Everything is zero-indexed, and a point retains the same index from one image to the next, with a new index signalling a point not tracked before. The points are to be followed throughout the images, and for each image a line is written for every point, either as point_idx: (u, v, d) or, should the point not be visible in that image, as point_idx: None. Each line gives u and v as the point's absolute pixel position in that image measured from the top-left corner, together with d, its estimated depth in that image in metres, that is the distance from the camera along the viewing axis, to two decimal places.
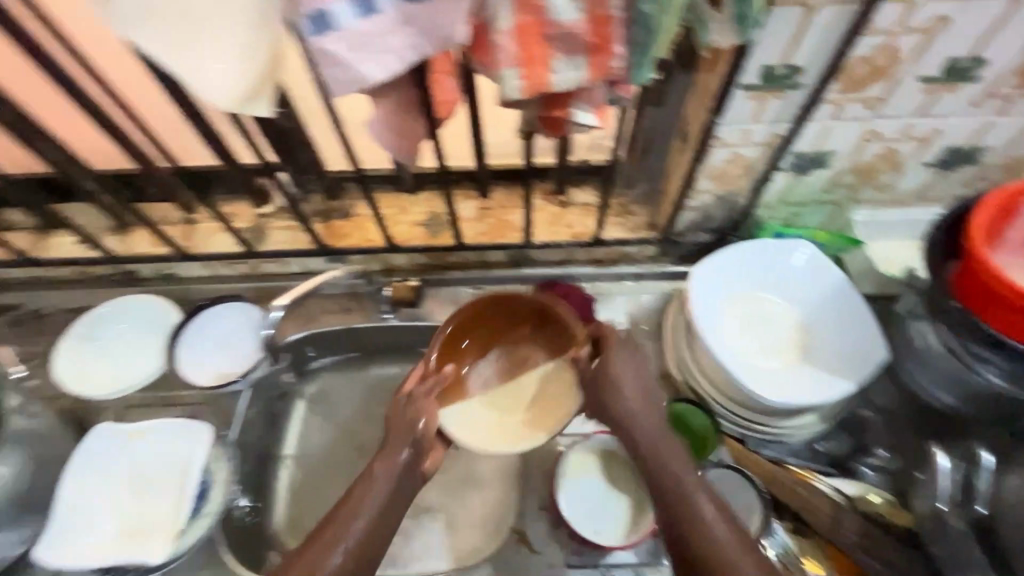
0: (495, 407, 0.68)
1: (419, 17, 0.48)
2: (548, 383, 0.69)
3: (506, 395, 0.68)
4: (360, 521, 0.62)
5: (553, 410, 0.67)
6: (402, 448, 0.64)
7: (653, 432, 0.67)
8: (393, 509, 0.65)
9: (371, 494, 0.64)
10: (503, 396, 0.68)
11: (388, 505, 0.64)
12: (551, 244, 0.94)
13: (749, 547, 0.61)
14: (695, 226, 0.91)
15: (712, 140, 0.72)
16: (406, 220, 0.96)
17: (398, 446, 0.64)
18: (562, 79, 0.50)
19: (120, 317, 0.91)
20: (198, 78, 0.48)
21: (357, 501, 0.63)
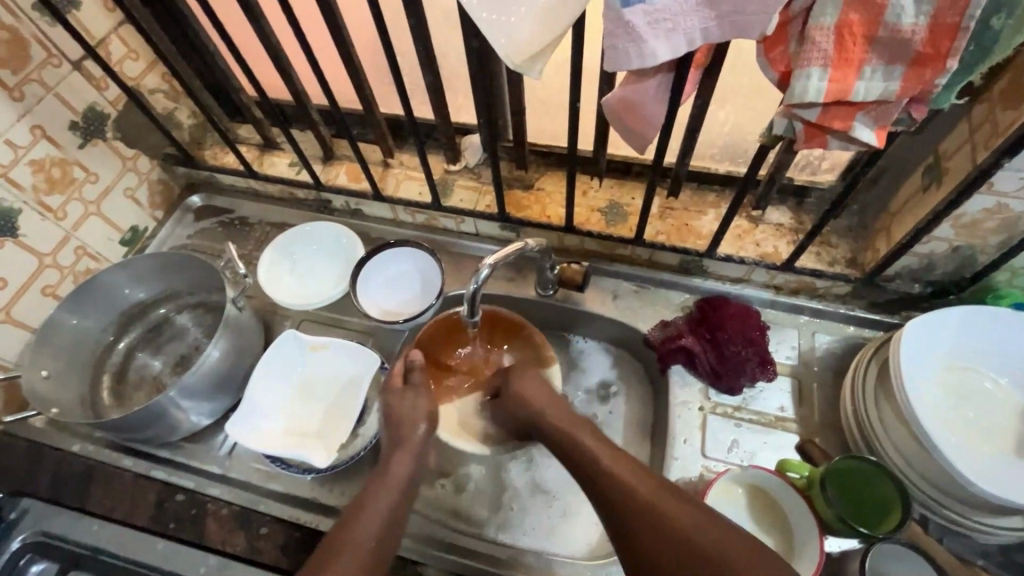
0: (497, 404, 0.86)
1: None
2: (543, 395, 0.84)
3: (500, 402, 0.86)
4: (390, 497, 0.66)
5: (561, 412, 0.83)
6: (417, 427, 0.74)
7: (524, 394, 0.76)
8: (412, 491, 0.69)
9: (386, 489, 0.67)
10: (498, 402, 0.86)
11: (403, 496, 0.68)
12: (733, 258, 0.88)
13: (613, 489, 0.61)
14: (909, 274, 0.81)
15: (981, 184, 0.63)
16: (585, 204, 0.95)
17: (414, 424, 0.74)
18: (865, 88, 0.46)
19: (314, 239, 1.00)
20: (497, 30, 0.49)
21: (379, 488, 0.67)
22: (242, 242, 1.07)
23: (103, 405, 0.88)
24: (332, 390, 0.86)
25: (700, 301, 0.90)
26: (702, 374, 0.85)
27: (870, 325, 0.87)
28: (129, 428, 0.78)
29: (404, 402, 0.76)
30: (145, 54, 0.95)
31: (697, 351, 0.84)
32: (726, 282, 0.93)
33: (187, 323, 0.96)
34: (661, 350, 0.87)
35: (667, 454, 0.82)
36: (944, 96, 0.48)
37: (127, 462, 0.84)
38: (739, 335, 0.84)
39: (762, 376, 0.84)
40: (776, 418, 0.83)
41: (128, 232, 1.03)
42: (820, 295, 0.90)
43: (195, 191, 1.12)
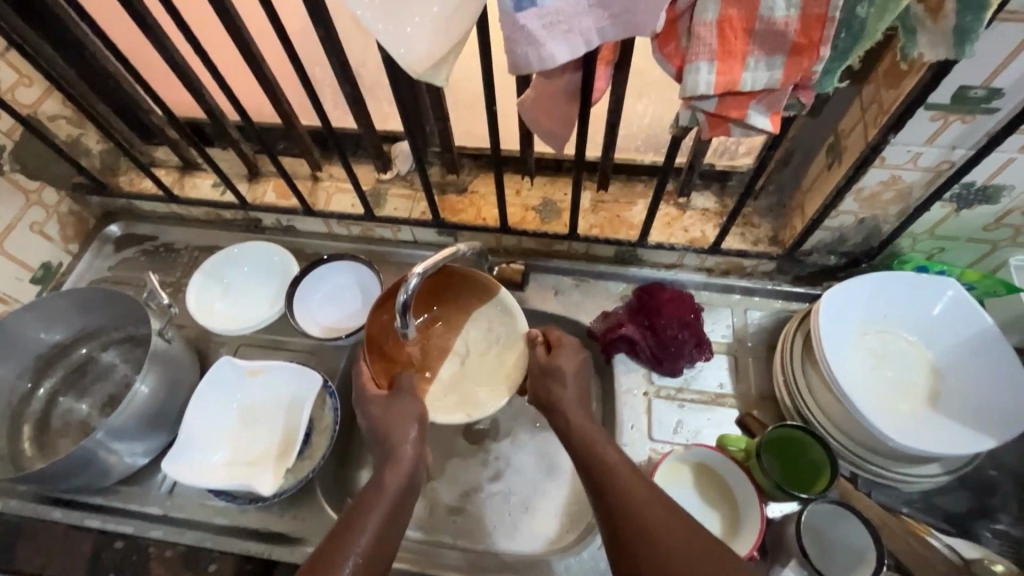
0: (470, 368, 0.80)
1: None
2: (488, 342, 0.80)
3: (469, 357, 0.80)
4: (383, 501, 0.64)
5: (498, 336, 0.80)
6: (407, 436, 0.68)
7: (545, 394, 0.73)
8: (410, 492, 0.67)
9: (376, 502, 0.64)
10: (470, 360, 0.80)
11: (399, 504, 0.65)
12: (664, 245, 0.91)
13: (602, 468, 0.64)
14: (824, 248, 0.86)
15: (876, 158, 0.67)
16: (519, 203, 0.96)
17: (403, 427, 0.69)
18: (752, 77, 0.48)
19: (244, 260, 0.96)
20: (397, 41, 0.49)
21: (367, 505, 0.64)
22: (168, 270, 1.02)
23: (25, 457, 0.83)
24: (276, 414, 0.84)
25: (636, 290, 0.93)
26: (644, 360, 0.88)
27: (795, 298, 0.91)
28: (54, 478, 0.73)
29: (388, 410, 0.70)
30: (39, 79, 0.89)
31: (637, 338, 0.87)
32: (660, 269, 0.96)
33: (113, 360, 0.91)
34: (604, 340, 0.89)
35: (616, 442, 0.84)
36: (826, 81, 0.52)
37: (57, 515, 0.79)
38: (674, 317, 0.86)
39: (699, 356, 0.87)
40: (716, 395, 0.86)
41: (40, 269, 0.97)
42: (748, 274, 0.94)
43: (112, 220, 1.06)
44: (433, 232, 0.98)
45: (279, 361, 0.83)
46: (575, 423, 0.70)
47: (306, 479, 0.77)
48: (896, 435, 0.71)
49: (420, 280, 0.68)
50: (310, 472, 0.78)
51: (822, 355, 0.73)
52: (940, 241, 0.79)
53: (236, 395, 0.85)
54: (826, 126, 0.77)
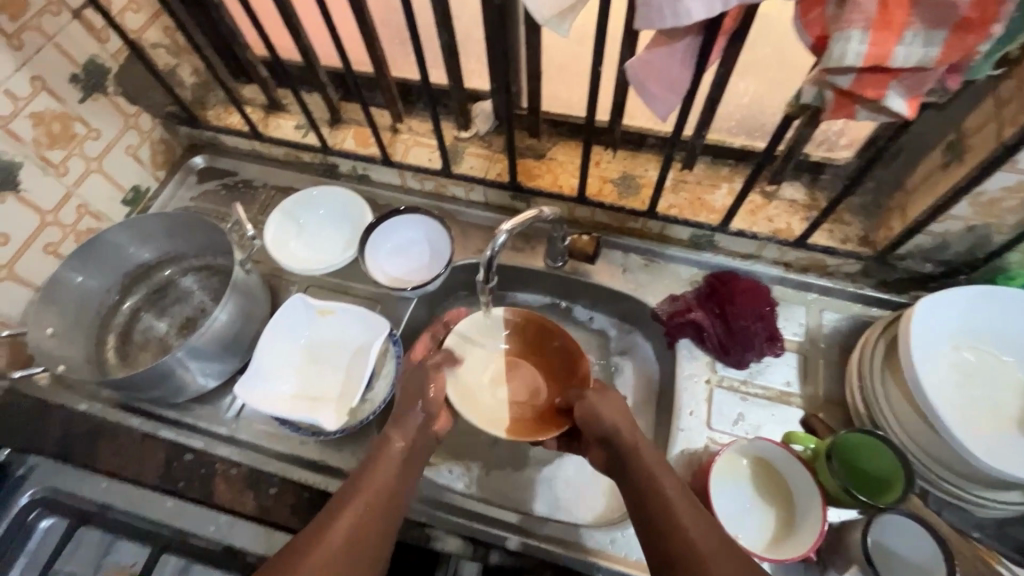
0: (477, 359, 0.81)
1: None
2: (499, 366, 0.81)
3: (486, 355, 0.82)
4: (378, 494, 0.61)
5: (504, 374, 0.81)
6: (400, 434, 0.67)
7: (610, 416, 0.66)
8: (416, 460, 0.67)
9: (361, 497, 0.60)
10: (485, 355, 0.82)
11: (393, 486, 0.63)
12: (746, 233, 0.88)
13: (650, 471, 0.61)
14: (921, 254, 0.81)
15: (1002, 165, 0.63)
16: (597, 174, 0.94)
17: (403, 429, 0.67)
18: (904, 52, 0.45)
19: (320, 203, 0.98)
20: None
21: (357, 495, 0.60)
22: (246, 205, 1.06)
23: (108, 365, 0.87)
24: (340, 355, 0.86)
25: (709, 277, 0.91)
26: (710, 348, 0.86)
27: (877, 304, 0.87)
28: (137, 387, 0.78)
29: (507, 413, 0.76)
30: (147, 5, 0.92)
31: (705, 325, 0.85)
32: (736, 258, 0.93)
33: (191, 286, 0.95)
34: (670, 323, 0.87)
35: (673, 426, 0.82)
36: (980, 66, 0.48)
37: (135, 422, 0.84)
38: (747, 308, 0.84)
39: (769, 351, 0.84)
40: (782, 392, 0.84)
41: (131, 192, 1.01)
42: (829, 273, 0.90)
43: (197, 151, 1.10)
44: (507, 196, 0.97)
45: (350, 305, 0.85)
46: (632, 443, 0.64)
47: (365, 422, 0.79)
48: (984, 456, 0.66)
49: (505, 237, 0.73)
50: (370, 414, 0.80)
51: (909, 364, 0.69)
52: None
53: (305, 330, 0.87)
54: (950, 122, 0.71)
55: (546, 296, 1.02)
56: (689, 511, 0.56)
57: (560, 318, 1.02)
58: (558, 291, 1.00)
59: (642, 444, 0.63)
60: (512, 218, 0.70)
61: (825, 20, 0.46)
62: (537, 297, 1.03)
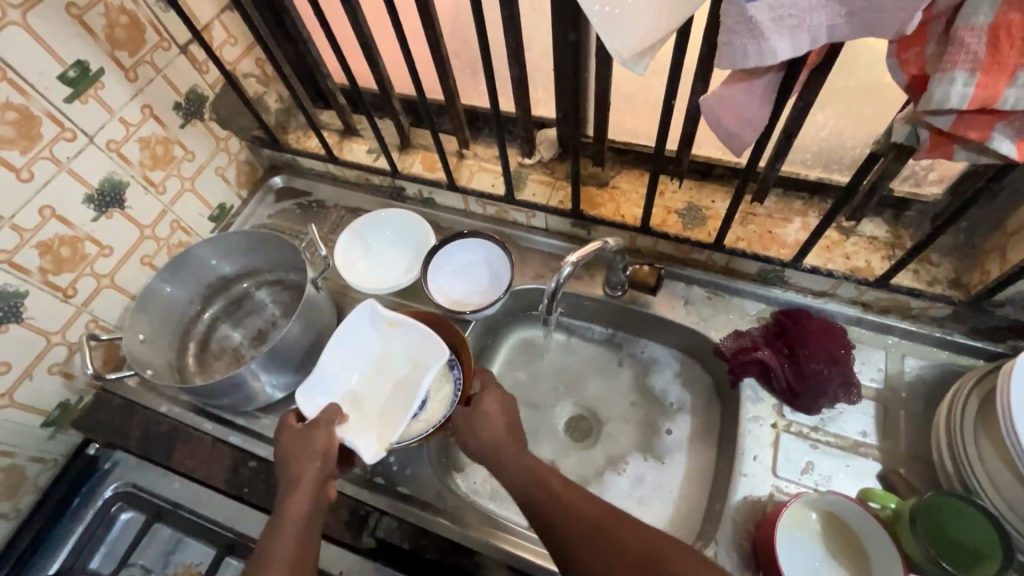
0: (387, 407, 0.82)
1: None
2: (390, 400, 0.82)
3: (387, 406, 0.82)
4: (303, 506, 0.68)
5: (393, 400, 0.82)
6: (311, 458, 0.72)
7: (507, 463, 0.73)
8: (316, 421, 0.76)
9: (294, 523, 0.67)
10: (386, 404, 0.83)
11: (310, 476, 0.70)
12: (819, 270, 0.84)
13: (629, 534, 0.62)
14: (1023, 301, 0.74)
15: None
16: (661, 204, 0.93)
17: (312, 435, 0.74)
18: (1016, 96, 0.42)
19: (388, 226, 1.02)
20: (610, 23, 0.47)
21: (284, 529, 0.66)
22: (318, 224, 1.12)
23: (188, 370, 0.94)
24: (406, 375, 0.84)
25: (777, 314, 0.87)
26: (778, 390, 0.81)
27: (967, 352, 0.81)
28: (212, 394, 0.82)
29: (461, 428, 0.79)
30: (243, 40, 1.00)
31: (773, 366, 0.81)
32: (806, 295, 0.89)
33: (265, 299, 1.01)
34: (734, 360, 0.84)
35: (734, 470, 0.78)
36: None
37: (208, 427, 0.89)
38: (820, 351, 0.80)
39: (844, 398, 0.79)
40: (856, 443, 0.78)
41: (217, 209, 1.08)
42: (913, 316, 0.84)
43: (276, 172, 1.17)
44: (568, 223, 0.98)
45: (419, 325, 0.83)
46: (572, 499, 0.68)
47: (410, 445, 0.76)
48: None
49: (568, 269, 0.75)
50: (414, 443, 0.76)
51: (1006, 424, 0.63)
52: None
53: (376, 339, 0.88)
54: None
55: (604, 325, 1.01)
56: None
57: (616, 347, 1.00)
58: (615, 320, 0.99)
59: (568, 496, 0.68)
60: (578, 254, 0.72)
61: (928, 61, 0.44)
62: (594, 325, 1.02)
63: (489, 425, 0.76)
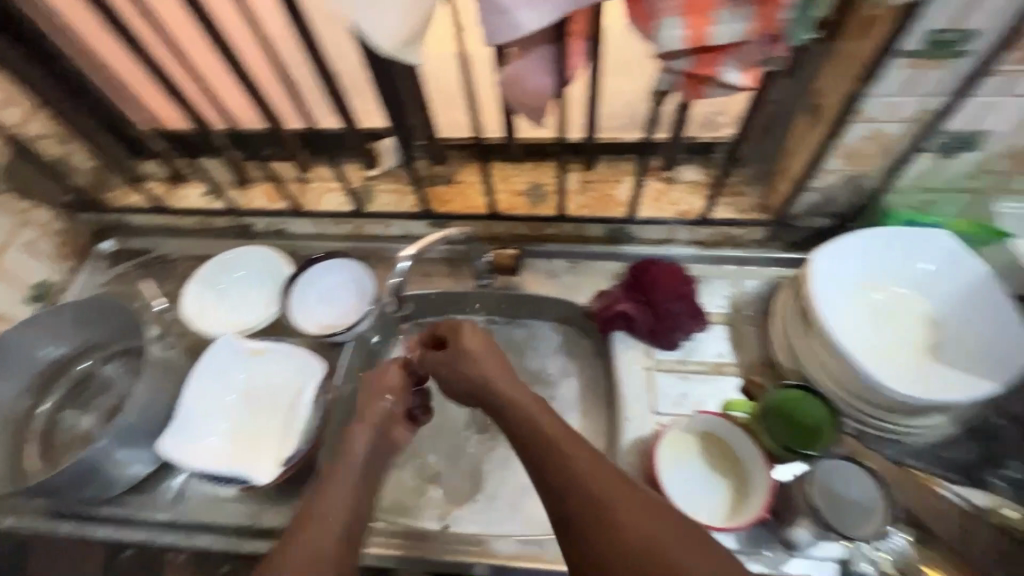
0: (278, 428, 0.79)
1: None
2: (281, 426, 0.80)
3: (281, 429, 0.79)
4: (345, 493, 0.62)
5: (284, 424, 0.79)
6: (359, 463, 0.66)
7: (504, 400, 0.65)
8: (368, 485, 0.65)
9: (334, 502, 0.61)
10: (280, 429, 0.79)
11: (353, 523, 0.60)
12: (653, 220, 0.92)
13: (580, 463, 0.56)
14: (813, 210, 0.86)
15: (851, 117, 0.69)
16: (507, 189, 0.97)
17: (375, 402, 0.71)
18: (723, 30, 0.49)
19: (239, 265, 0.96)
20: (367, 17, 0.48)
21: (331, 488, 0.62)
22: (163, 281, 1.03)
23: (30, 474, 0.82)
24: (282, 395, 0.82)
25: (630, 267, 0.93)
26: (643, 335, 0.88)
27: (789, 265, 0.91)
28: (61, 490, 0.73)
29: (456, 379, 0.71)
30: None
31: (633, 314, 0.87)
32: (652, 245, 0.97)
33: (113, 373, 0.91)
34: (601, 317, 0.89)
35: (620, 417, 0.83)
36: (798, 34, 0.53)
37: (67, 529, 0.78)
38: (668, 290, 0.87)
39: (697, 327, 0.87)
40: (718, 364, 0.86)
41: (35, 289, 0.96)
42: (740, 243, 0.94)
43: (104, 236, 1.07)
44: (424, 224, 0.98)
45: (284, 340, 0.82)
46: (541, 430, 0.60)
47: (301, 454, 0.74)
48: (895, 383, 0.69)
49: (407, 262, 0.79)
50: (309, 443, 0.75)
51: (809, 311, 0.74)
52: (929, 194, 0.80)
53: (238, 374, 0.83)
54: (803, 87, 0.76)
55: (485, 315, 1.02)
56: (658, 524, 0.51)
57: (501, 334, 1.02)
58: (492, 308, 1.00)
59: (550, 424, 0.60)
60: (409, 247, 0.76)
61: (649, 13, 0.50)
62: (475, 317, 1.03)
63: (467, 355, 0.69)
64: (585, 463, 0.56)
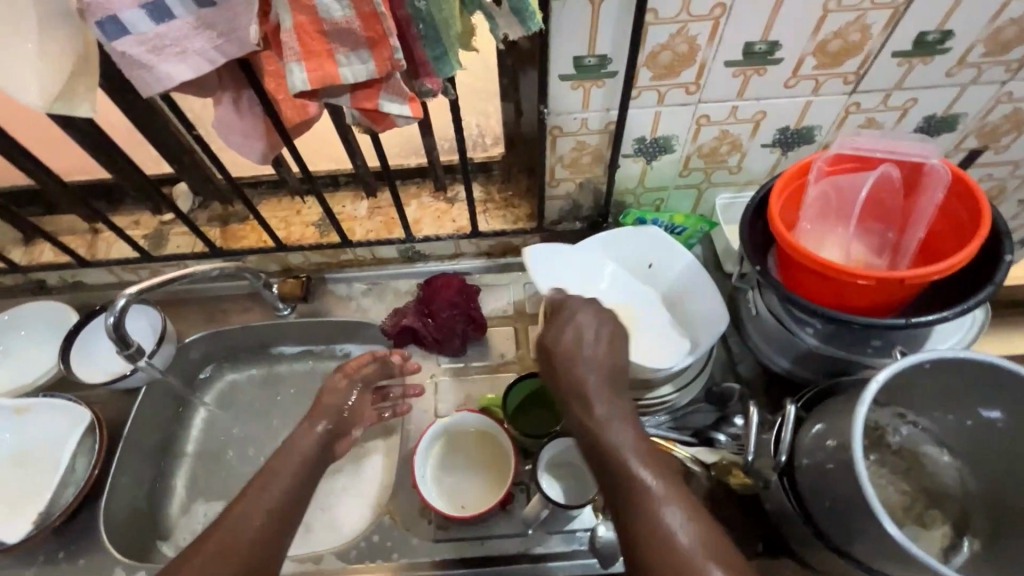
0: (42, 486, 0.78)
1: (217, 21, 0.54)
2: (47, 485, 0.78)
3: (46, 485, 0.78)
4: (268, 504, 0.62)
5: (47, 485, 0.78)
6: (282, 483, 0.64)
7: (599, 391, 0.61)
8: (313, 475, 0.68)
9: (252, 504, 0.61)
10: (45, 485, 0.78)
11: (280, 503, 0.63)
12: (433, 237, 0.98)
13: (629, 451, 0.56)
14: (569, 215, 0.95)
15: (553, 133, 0.78)
16: (299, 221, 1.01)
17: (322, 418, 0.74)
18: (350, 71, 0.55)
19: (22, 323, 0.94)
20: (9, 81, 0.52)
21: (234, 513, 0.60)
22: None
23: None
24: (51, 451, 0.80)
25: (421, 284, 0.99)
26: (428, 345, 0.93)
27: None
28: None
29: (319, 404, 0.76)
30: None
31: (417, 327, 0.93)
32: (444, 261, 1.03)
33: None
34: (392, 334, 0.95)
35: (406, 425, 0.88)
36: (440, 68, 0.61)
37: None
38: (444, 300, 0.92)
39: (476, 333, 0.93)
40: (499, 365, 0.93)
41: None
42: (521, 251, 1.02)
43: None
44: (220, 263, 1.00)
45: (52, 399, 0.80)
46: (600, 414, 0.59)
47: (65, 508, 0.75)
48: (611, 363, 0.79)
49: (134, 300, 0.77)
50: (73, 496, 0.76)
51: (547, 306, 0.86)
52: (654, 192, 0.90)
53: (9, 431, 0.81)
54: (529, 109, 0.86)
55: (297, 343, 1.03)
56: (671, 477, 0.55)
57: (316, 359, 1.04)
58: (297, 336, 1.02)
59: (582, 375, 0.63)
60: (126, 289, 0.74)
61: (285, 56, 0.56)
62: (286, 344, 1.03)
63: (579, 333, 0.67)
64: (634, 434, 0.58)
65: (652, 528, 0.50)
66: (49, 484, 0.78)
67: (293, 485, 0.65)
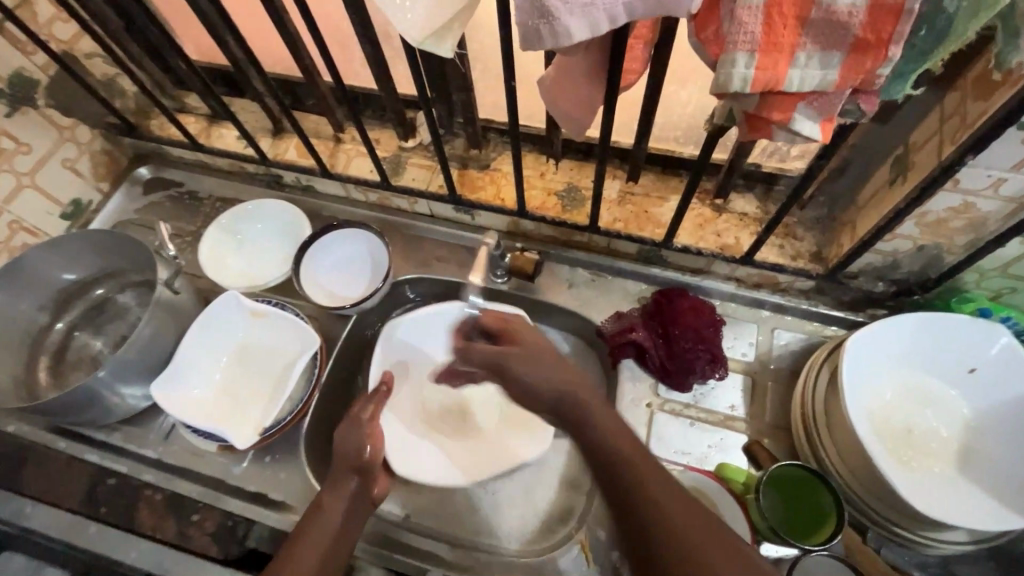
0: (263, 393, 0.81)
1: None
2: (267, 393, 0.81)
3: (266, 393, 0.81)
4: (321, 537, 0.61)
5: (269, 395, 0.81)
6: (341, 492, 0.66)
7: (611, 421, 0.56)
8: (353, 524, 0.65)
9: (309, 543, 0.61)
10: (265, 393, 0.81)
11: (338, 544, 0.62)
12: (691, 249, 0.84)
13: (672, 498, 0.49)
14: (874, 272, 0.76)
15: (942, 184, 0.59)
16: (541, 186, 0.90)
17: (347, 473, 0.67)
18: (800, 75, 0.41)
19: (260, 217, 0.95)
20: None
21: (298, 548, 0.60)
22: (189, 218, 1.03)
23: (40, 386, 0.86)
24: (276, 361, 0.83)
25: (655, 293, 0.86)
26: (652, 370, 0.82)
27: (833, 323, 0.82)
28: (59, 412, 0.74)
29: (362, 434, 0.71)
30: None
31: (646, 345, 0.81)
32: (684, 273, 0.89)
33: (128, 302, 0.93)
34: (612, 343, 0.83)
35: None
36: (894, 86, 0.45)
37: (63, 445, 0.83)
38: (688, 328, 0.80)
39: (712, 374, 0.80)
40: (726, 417, 0.80)
41: (69, 206, 0.99)
42: (782, 290, 0.85)
43: (143, 162, 1.07)
44: (448, 208, 0.94)
45: (284, 311, 0.81)
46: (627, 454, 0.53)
47: (280, 425, 0.76)
48: (902, 488, 0.64)
49: None
50: (298, 407, 0.78)
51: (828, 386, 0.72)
52: (1015, 282, 0.68)
53: (241, 330, 0.85)
54: (896, 136, 0.67)
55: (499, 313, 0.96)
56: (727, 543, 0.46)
57: None
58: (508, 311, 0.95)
59: (586, 396, 0.58)
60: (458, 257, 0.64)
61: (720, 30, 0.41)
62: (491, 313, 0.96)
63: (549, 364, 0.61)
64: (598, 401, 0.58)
65: (654, 498, 0.50)
66: (270, 394, 0.81)
67: (335, 539, 0.62)
